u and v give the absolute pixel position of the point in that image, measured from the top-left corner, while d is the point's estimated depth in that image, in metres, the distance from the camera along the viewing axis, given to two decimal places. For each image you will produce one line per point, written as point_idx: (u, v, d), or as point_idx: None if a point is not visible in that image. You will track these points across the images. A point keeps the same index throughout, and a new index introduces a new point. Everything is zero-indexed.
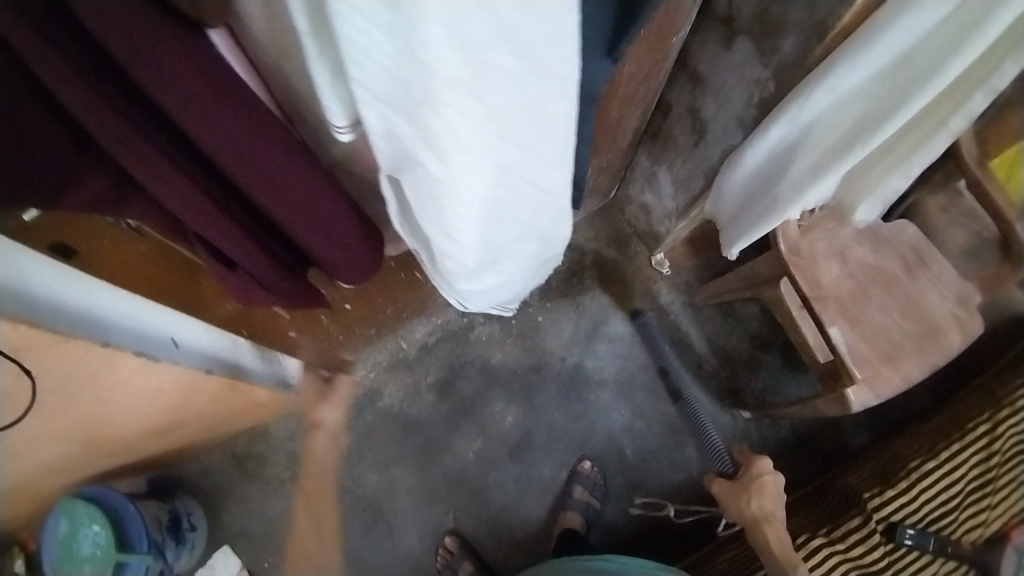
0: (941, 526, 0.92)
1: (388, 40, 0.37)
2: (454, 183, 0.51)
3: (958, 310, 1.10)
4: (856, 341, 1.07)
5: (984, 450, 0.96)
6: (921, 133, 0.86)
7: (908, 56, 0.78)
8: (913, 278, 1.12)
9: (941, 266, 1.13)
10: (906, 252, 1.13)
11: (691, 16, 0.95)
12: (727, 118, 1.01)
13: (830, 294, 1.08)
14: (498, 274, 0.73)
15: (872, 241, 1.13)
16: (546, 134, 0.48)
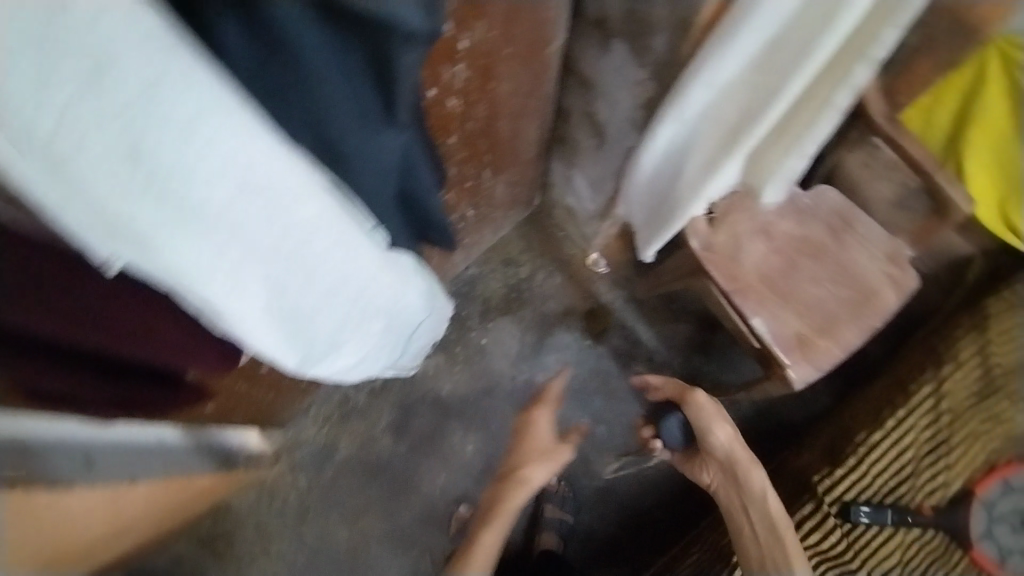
0: (899, 496, 0.91)
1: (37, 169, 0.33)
2: (229, 283, 0.46)
3: (889, 267, 1.08)
4: (793, 319, 1.05)
5: (931, 411, 0.94)
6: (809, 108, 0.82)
7: (778, 37, 0.75)
8: (842, 242, 1.09)
9: (869, 226, 1.10)
10: (831, 217, 1.10)
11: (563, 24, 0.90)
12: (622, 119, 0.97)
13: (757, 277, 1.06)
14: (361, 355, 0.66)
15: (796, 212, 1.10)
16: (301, 221, 0.47)
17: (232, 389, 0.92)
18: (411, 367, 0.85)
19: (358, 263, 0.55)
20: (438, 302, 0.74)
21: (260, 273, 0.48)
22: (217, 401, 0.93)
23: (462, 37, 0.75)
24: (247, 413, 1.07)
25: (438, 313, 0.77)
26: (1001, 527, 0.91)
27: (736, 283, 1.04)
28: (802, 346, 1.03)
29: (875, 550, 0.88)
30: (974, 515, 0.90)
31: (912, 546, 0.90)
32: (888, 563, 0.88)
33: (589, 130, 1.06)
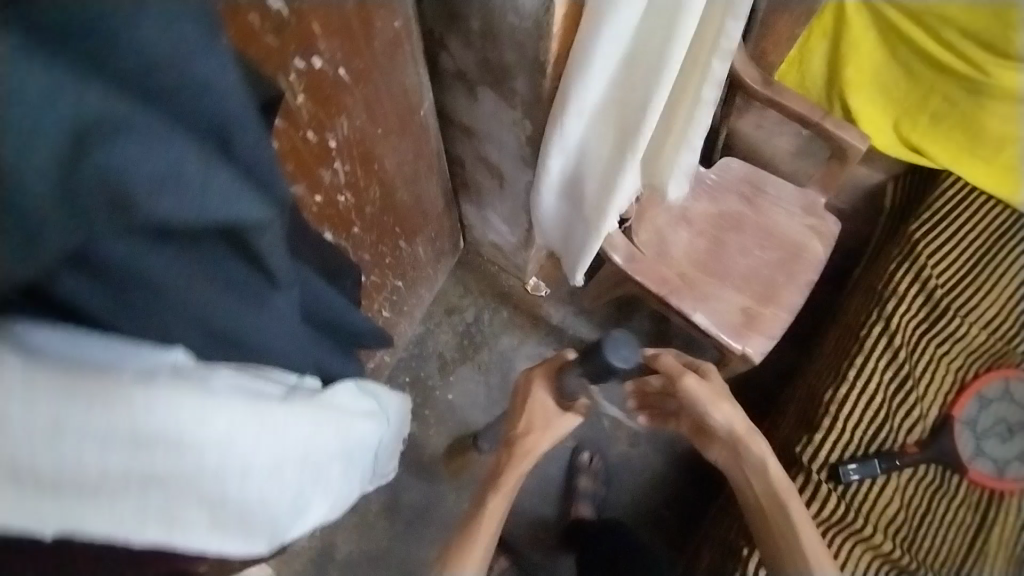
0: (880, 442, 0.92)
1: None
2: (158, 514, 0.43)
3: (808, 219, 1.12)
4: (734, 295, 1.07)
5: (886, 351, 0.95)
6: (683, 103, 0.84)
7: (632, 55, 0.77)
8: (757, 208, 1.12)
9: (776, 187, 1.13)
10: (741, 186, 1.13)
11: (427, 85, 0.90)
12: (511, 158, 0.98)
13: (689, 266, 1.08)
14: (336, 502, 0.62)
15: (706, 193, 1.13)
16: (217, 440, 0.44)
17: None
18: (390, 468, 0.81)
19: (305, 439, 0.51)
20: (388, 404, 0.71)
21: (196, 500, 0.45)
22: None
23: (330, 137, 0.73)
24: None
25: (393, 410, 0.73)
26: (988, 442, 0.96)
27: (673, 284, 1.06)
28: (749, 319, 1.05)
29: (874, 503, 0.90)
30: (958, 438, 0.93)
31: (908, 486, 0.92)
32: (890, 510, 0.90)
33: (487, 172, 1.06)
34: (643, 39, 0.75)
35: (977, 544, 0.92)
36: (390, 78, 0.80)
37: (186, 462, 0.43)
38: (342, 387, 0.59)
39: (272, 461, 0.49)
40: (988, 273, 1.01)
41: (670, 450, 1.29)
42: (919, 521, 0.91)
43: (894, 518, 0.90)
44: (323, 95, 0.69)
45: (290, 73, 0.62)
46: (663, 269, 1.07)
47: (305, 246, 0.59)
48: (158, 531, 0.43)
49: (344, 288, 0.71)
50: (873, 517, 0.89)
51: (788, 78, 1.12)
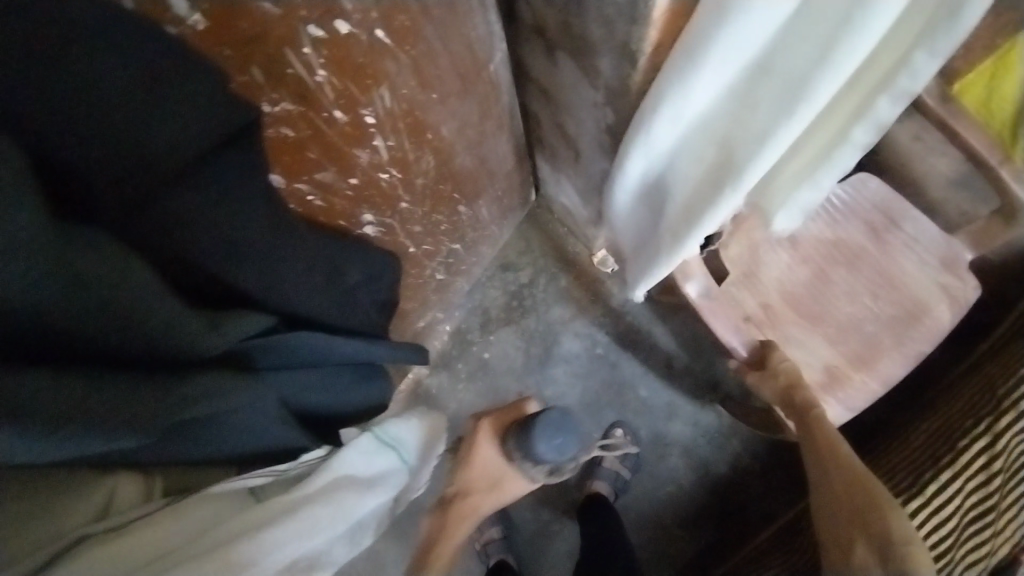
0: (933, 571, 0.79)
1: None
2: None
3: (942, 277, 0.93)
4: (822, 345, 0.94)
5: (982, 475, 0.80)
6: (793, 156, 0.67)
7: (764, 65, 0.58)
8: (883, 247, 0.95)
9: (916, 225, 0.94)
10: (872, 215, 0.95)
11: (503, 37, 0.75)
12: (590, 139, 0.83)
13: (780, 298, 0.95)
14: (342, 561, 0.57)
15: (828, 214, 0.96)
16: None
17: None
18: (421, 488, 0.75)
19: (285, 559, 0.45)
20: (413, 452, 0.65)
21: None
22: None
23: (366, 113, 0.61)
24: None
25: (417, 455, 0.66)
26: None
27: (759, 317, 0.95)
28: (829, 378, 0.93)
29: None
30: None
31: None
32: None
33: (564, 142, 0.91)
34: (784, 51, 0.55)
35: None
36: (450, 33, 0.65)
37: None
38: (351, 447, 0.55)
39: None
40: None
41: (702, 471, 1.20)
42: None
43: None
44: (354, 65, 0.55)
45: (303, 47, 0.49)
46: (747, 296, 0.95)
47: (325, 263, 0.52)
48: None
49: (381, 284, 0.63)
50: None
51: (970, 98, 0.86)
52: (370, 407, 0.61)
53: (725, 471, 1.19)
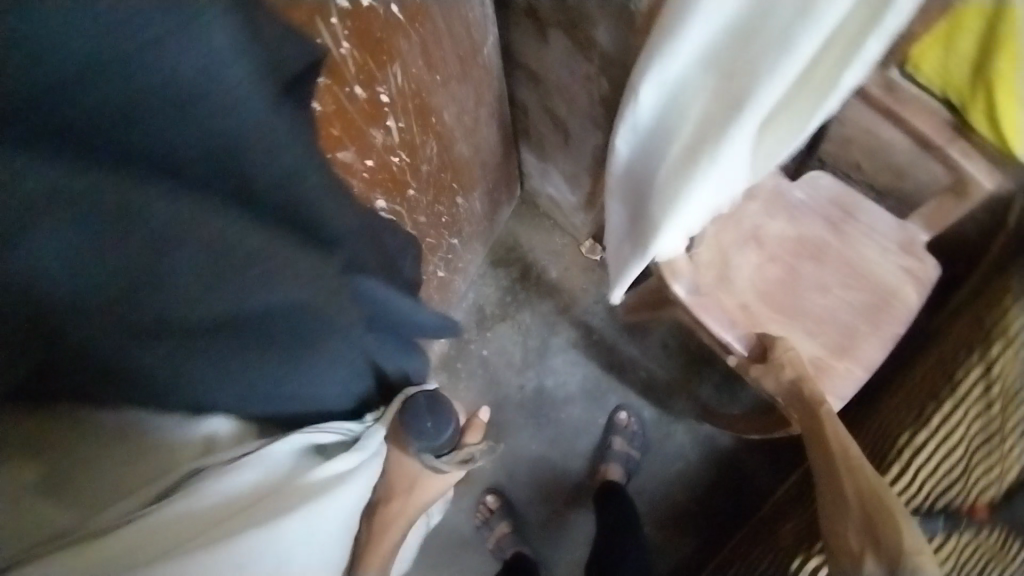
0: (948, 498, 0.82)
1: None
2: None
3: (904, 259, 0.97)
4: (804, 338, 0.95)
5: (981, 399, 0.83)
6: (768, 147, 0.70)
7: (740, 25, 0.60)
8: (845, 237, 0.97)
9: (870, 214, 0.98)
10: (830, 208, 0.97)
11: (494, 21, 0.78)
12: (581, 117, 0.86)
13: (755, 296, 0.95)
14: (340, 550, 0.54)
15: (786, 210, 0.97)
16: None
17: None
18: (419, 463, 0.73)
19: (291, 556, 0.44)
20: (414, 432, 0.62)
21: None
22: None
23: (382, 90, 0.62)
24: None
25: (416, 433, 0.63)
26: None
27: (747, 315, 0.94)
28: (817, 371, 0.94)
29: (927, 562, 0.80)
30: None
31: (969, 550, 0.80)
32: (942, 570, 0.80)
33: (554, 125, 0.94)
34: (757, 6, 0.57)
35: None
36: (452, 13, 0.68)
37: None
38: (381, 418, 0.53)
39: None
40: None
41: (707, 443, 1.22)
42: None
43: None
44: (373, 38, 0.57)
45: (331, 13, 0.50)
46: (724, 298, 0.94)
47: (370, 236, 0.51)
48: None
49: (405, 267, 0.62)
50: None
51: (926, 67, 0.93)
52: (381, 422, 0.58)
53: (729, 442, 1.22)
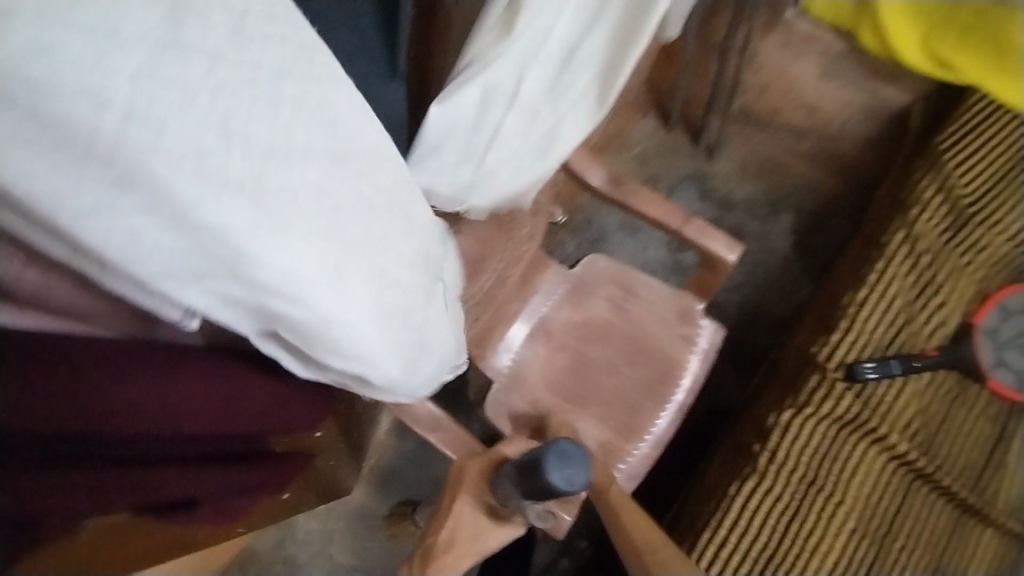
0: (898, 344, 0.89)
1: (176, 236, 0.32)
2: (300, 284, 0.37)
3: (682, 328, 0.98)
4: (591, 425, 0.95)
5: (910, 254, 0.91)
6: (559, 112, 0.71)
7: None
8: (626, 316, 0.99)
9: (649, 288, 0.99)
10: (609, 289, 1.00)
11: None
12: None
13: (545, 389, 0.97)
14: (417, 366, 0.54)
15: (567, 300, 1.00)
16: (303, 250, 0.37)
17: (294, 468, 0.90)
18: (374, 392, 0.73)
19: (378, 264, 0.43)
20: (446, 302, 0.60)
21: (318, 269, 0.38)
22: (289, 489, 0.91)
23: None
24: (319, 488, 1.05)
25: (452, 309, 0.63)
26: (1012, 352, 0.92)
27: (534, 410, 0.95)
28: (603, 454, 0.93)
29: (893, 405, 0.87)
30: (980, 347, 0.89)
31: (926, 392, 0.88)
32: (908, 412, 0.87)
33: None
34: None
35: None
36: None
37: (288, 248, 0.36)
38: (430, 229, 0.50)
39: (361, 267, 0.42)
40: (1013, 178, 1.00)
41: None
42: (938, 430, 0.88)
43: (913, 422, 0.87)
44: None
45: None
46: (514, 400, 0.96)
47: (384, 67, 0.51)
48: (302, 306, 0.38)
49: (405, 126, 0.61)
50: (890, 419, 0.86)
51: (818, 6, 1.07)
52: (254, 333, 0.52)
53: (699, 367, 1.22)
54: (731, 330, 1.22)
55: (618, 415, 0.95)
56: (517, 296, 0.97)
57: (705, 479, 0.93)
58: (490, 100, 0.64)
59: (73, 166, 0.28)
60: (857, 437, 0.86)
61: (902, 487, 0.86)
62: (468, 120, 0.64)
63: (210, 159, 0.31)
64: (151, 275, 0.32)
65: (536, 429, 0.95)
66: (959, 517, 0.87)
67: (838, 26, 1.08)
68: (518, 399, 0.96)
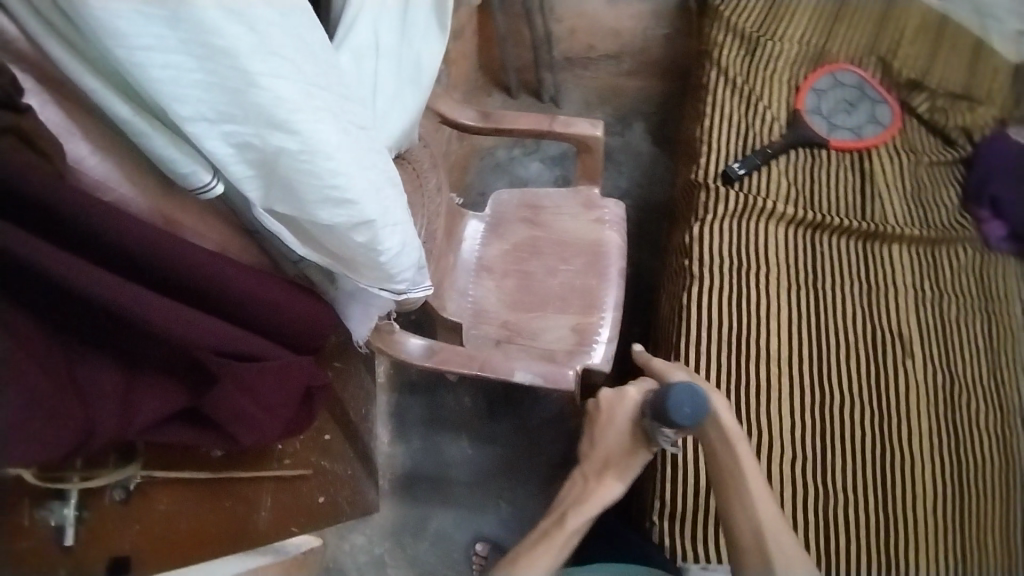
0: (751, 145, 1.08)
1: (196, 67, 0.42)
2: (294, 126, 0.48)
3: (591, 215, 1.12)
4: (558, 318, 1.07)
5: (726, 83, 1.13)
6: (414, 54, 0.87)
7: None
8: (545, 226, 1.13)
9: (552, 198, 1.14)
10: (520, 212, 1.14)
11: None
12: None
13: (507, 311, 1.08)
14: (400, 233, 0.65)
15: (490, 235, 1.13)
16: (296, 98, 0.47)
17: (317, 464, 0.96)
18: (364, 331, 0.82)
19: (348, 121, 0.53)
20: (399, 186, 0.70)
21: (315, 110, 0.49)
22: (319, 489, 0.98)
23: None
24: (348, 498, 1.10)
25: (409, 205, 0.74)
26: (838, 117, 1.12)
27: (508, 330, 1.06)
28: (581, 335, 1.05)
29: (768, 186, 1.05)
30: (810, 122, 1.09)
31: (789, 168, 1.07)
32: (782, 187, 1.05)
33: None
34: None
35: (864, 189, 1.07)
36: None
37: (281, 88, 0.46)
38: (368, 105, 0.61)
39: (343, 120, 0.52)
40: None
41: None
42: (812, 191, 1.06)
43: (788, 193, 1.05)
44: None
45: None
46: (486, 328, 1.06)
47: None
48: (296, 149, 0.49)
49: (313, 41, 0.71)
50: (770, 196, 1.04)
51: None
52: (259, 249, 0.62)
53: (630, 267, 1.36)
54: (634, 227, 1.39)
55: (582, 301, 1.07)
56: (450, 248, 1.09)
57: (662, 317, 1.06)
58: (363, 57, 0.77)
59: (139, 6, 0.39)
60: (756, 220, 1.02)
61: (804, 241, 1.02)
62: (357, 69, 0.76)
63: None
64: (186, 107, 0.43)
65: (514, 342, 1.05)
66: (864, 246, 1.02)
67: None
68: (488, 327, 1.06)
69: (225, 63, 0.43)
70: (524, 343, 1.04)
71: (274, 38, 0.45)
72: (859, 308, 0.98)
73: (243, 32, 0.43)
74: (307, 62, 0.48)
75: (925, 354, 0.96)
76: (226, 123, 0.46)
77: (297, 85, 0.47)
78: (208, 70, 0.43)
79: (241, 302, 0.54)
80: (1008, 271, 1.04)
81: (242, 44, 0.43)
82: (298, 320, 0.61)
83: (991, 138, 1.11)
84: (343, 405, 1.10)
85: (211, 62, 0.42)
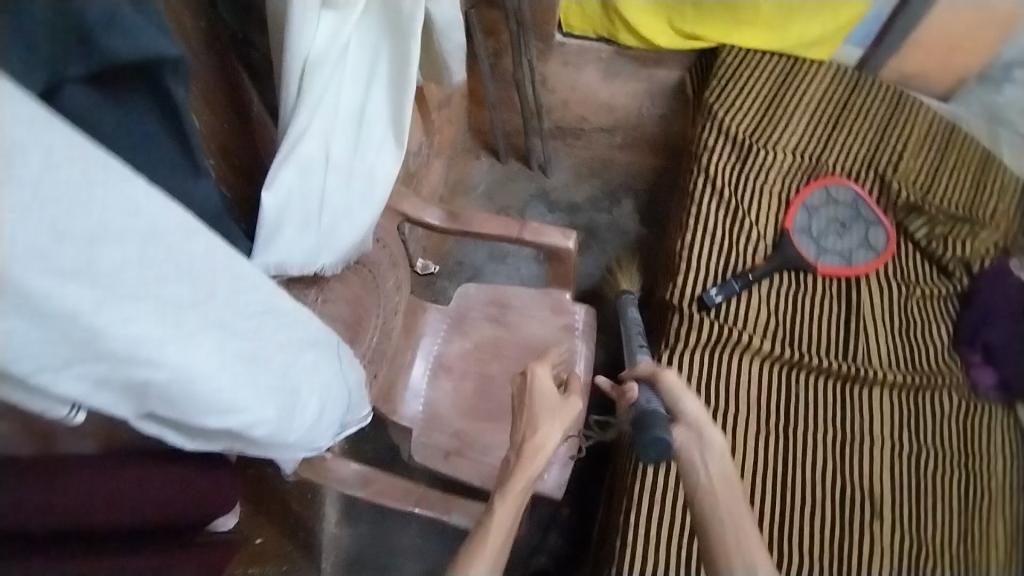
0: (732, 265, 1.02)
1: (30, 333, 0.37)
2: (153, 355, 0.43)
3: (559, 320, 1.07)
4: None
5: (715, 195, 1.07)
6: (366, 167, 0.81)
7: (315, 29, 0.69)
8: (510, 327, 1.07)
9: (520, 296, 1.09)
10: (487, 307, 1.09)
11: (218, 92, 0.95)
12: None
13: (460, 419, 1.02)
14: (306, 407, 0.61)
15: (452, 333, 1.08)
16: (150, 332, 0.43)
17: None
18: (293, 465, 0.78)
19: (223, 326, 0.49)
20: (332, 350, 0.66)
21: (170, 327, 0.44)
22: None
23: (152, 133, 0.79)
24: None
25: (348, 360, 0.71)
26: (828, 239, 1.05)
27: (459, 441, 1.00)
28: None
29: (747, 317, 0.99)
30: (797, 244, 1.03)
31: (770, 296, 1.01)
32: (761, 317, 0.99)
33: None
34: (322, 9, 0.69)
35: (853, 325, 1.00)
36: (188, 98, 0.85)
37: (131, 324, 0.41)
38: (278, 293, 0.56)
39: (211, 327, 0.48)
40: (786, 97, 1.15)
41: None
42: (793, 323, 1.00)
43: (768, 324, 0.99)
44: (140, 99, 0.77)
45: None
46: (437, 437, 1.01)
47: None
48: (160, 375, 0.45)
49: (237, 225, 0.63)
50: (749, 328, 0.98)
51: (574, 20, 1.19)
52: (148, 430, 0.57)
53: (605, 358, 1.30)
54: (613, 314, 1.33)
55: None
56: (407, 345, 1.04)
57: None
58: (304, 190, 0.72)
59: None
60: (731, 353, 0.96)
61: (779, 381, 0.96)
62: (298, 197, 0.70)
63: (62, 263, 0.36)
64: (28, 370, 0.38)
65: (464, 456, 1.00)
66: (845, 391, 0.96)
67: (599, 35, 1.21)
68: (440, 437, 1.01)
69: (62, 321, 0.38)
70: (475, 460, 0.99)
71: (120, 277, 0.40)
72: (833, 461, 0.93)
73: (79, 288, 0.38)
74: (169, 283, 0.44)
75: (898, 519, 0.90)
76: (80, 371, 0.41)
77: (149, 315, 0.42)
78: (41, 333, 0.37)
79: (113, 516, 0.52)
80: (993, 423, 0.98)
81: (78, 299, 0.38)
82: (186, 507, 0.59)
83: (994, 271, 1.03)
84: (285, 500, 1.05)
85: (46, 323, 0.37)
